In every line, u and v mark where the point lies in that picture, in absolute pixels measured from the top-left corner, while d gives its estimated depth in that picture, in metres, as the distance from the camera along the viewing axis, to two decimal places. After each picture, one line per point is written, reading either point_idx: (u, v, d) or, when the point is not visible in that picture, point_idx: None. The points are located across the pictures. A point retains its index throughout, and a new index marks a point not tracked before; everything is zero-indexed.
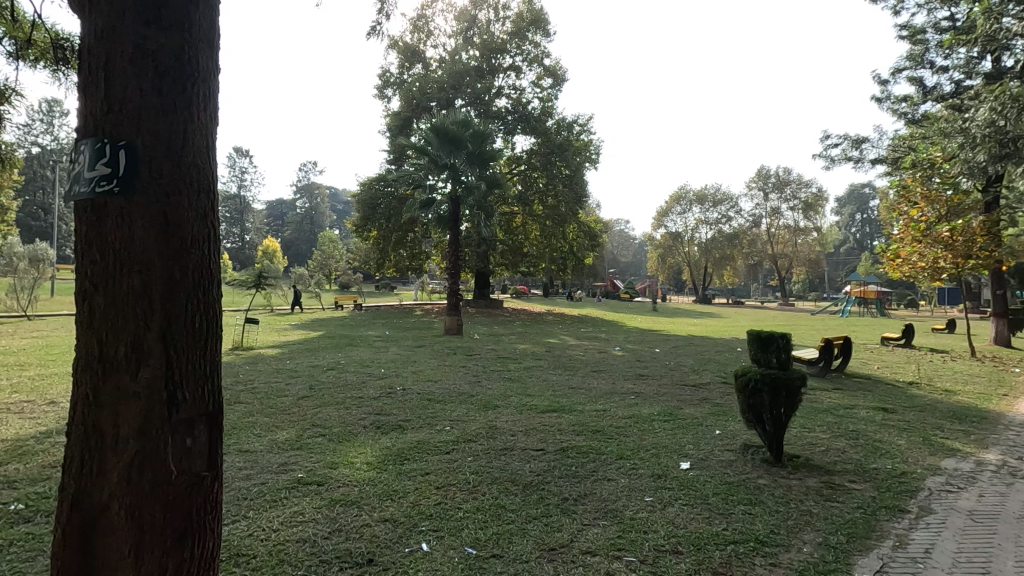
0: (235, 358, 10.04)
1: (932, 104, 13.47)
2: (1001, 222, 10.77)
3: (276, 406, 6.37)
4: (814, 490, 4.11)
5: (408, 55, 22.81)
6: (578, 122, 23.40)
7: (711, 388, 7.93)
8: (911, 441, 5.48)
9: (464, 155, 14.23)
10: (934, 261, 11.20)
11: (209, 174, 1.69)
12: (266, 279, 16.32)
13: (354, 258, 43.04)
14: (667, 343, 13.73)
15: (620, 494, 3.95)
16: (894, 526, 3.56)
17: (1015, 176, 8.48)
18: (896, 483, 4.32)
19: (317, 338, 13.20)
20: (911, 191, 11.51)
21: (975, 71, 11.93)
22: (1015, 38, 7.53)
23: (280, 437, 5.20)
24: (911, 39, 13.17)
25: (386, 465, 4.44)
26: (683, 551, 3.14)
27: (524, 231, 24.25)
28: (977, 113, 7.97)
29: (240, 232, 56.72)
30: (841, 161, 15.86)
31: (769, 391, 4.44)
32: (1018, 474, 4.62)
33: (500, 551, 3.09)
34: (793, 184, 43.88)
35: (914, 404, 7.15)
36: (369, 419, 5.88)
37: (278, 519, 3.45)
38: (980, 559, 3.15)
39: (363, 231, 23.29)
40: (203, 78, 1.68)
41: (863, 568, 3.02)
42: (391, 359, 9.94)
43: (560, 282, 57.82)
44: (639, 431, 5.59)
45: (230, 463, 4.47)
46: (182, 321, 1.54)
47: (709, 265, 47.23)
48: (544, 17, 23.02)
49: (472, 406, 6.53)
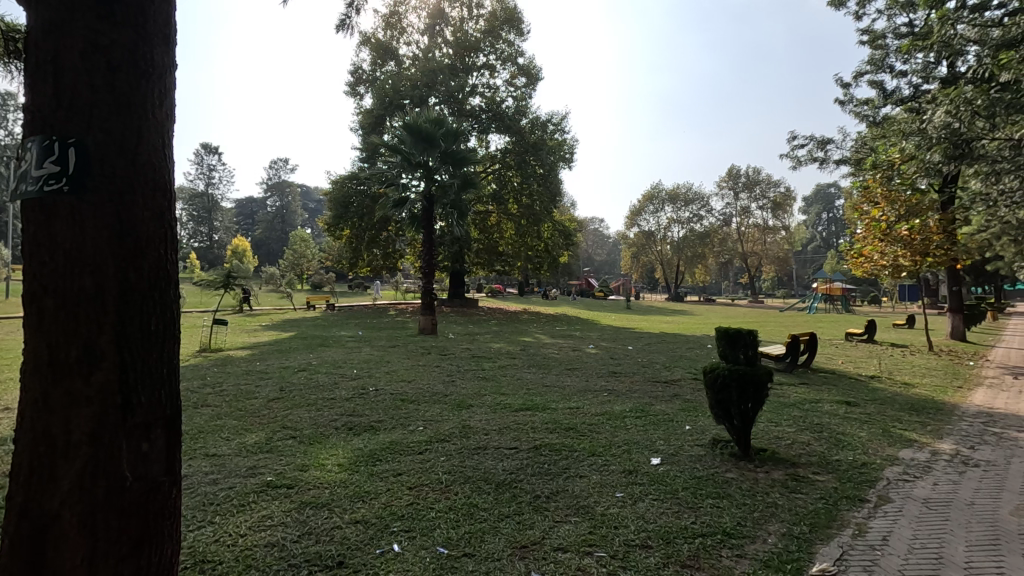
0: (202, 360, 9.82)
1: (891, 107, 13.94)
2: (956, 222, 11.22)
3: (245, 409, 6.25)
4: (779, 482, 4.23)
5: (380, 52, 22.55)
6: (552, 121, 23.44)
7: (681, 384, 8.08)
8: (872, 433, 5.67)
9: (438, 154, 14.15)
10: (894, 259, 11.68)
11: (166, 173, 1.66)
12: (234, 279, 15.99)
13: (328, 257, 42.42)
14: (640, 341, 13.95)
15: (592, 491, 3.99)
16: (854, 515, 3.69)
17: (969, 176, 8.83)
18: (858, 474, 4.48)
19: (288, 339, 12.98)
20: (872, 191, 11.89)
21: (932, 75, 12.39)
22: (968, 44, 7.83)
23: (248, 440, 5.10)
24: (872, 44, 13.63)
25: (358, 466, 4.41)
26: (652, 545, 3.20)
27: (500, 230, 24.19)
28: (933, 116, 8.29)
29: (208, 231, 55.31)
30: (808, 161, 16.29)
31: (736, 386, 4.54)
32: (970, 462, 4.84)
33: (471, 549, 3.10)
34: (762, 184, 44.91)
35: (875, 398, 7.40)
36: (341, 420, 5.82)
37: (245, 524, 3.38)
38: (934, 545, 3.28)
39: (336, 230, 22.98)
40: (158, 75, 1.65)
41: (823, 557, 3.11)
42: (364, 359, 9.84)
43: (535, 282, 58.03)
44: (610, 428, 5.65)
45: (196, 468, 4.37)
46: (136, 323, 1.51)
47: (681, 263, 48.02)
48: (518, 16, 23.07)
49: (446, 406, 6.51)
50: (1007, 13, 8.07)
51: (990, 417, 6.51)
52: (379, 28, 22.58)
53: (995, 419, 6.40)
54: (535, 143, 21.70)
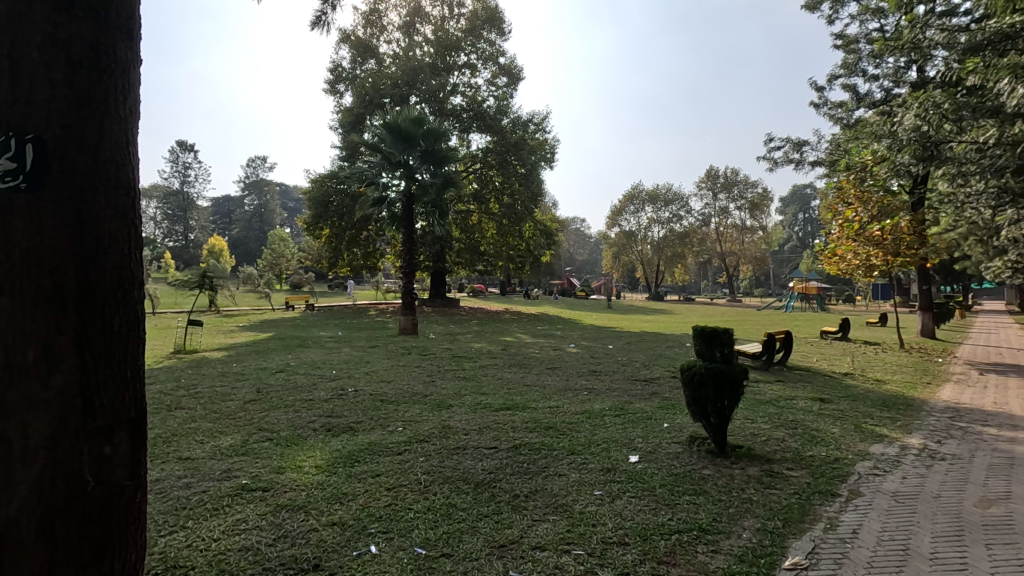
0: (176, 361, 9.62)
1: (864, 110, 14.27)
2: (925, 222, 11.53)
3: (220, 411, 6.13)
4: (754, 478, 4.30)
5: (360, 50, 22.35)
6: (533, 121, 23.47)
7: (660, 382, 8.17)
8: (844, 428, 5.81)
9: (418, 153, 14.07)
10: (866, 258, 11.91)
11: (128, 170, 1.63)
12: (210, 279, 15.71)
13: (306, 256, 41.82)
14: (620, 340, 14.04)
15: (570, 489, 4.01)
16: (826, 509, 3.77)
17: (937, 177, 9.07)
18: (830, 469, 4.58)
19: (265, 340, 12.80)
20: (845, 192, 12.16)
21: (902, 80, 12.73)
22: (937, 47, 8.00)
23: (224, 443, 5.02)
24: (845, 48, 13.96)
25: (335, 468, 4.36)
26: (629, 542, 3.22)
27: (480, 230, 24.18)
28: (903, 119, 8.52)
29: (184, 230, 54.17)
30: (783, 163, 16.68)
31: (713, 383, 4.60)
32: (937, 456, 4.98)
33: (449, 550, 3.09)
34: (740, 184, 45.61)
35: (848, 394, 7.57)
36: (320, 422, 5.74)
37: (219, 528, 3.33)
38: (901, 537, 3.37)
39: (315, 229, 22.70)
40: (121, 70, 1.62)
41: (796, 550, 3.18)
42: (342, 360, 9.74)
43: (517, 282, 57.99)
44: (590, 427, 5.68)
45: (168, 472, 4.27)
46: (97, 324, 1.49)
47: (661, 263, 48.54)
48: (499, 16, 23.13)
49: (425, 406, 6.49)
50: (972, 21, 8.33)
51: (956, 411, 6.73)
52: (359, 25, 22.40)
53: (961, 414, 6.61)
54: (515, 143, 21.72)
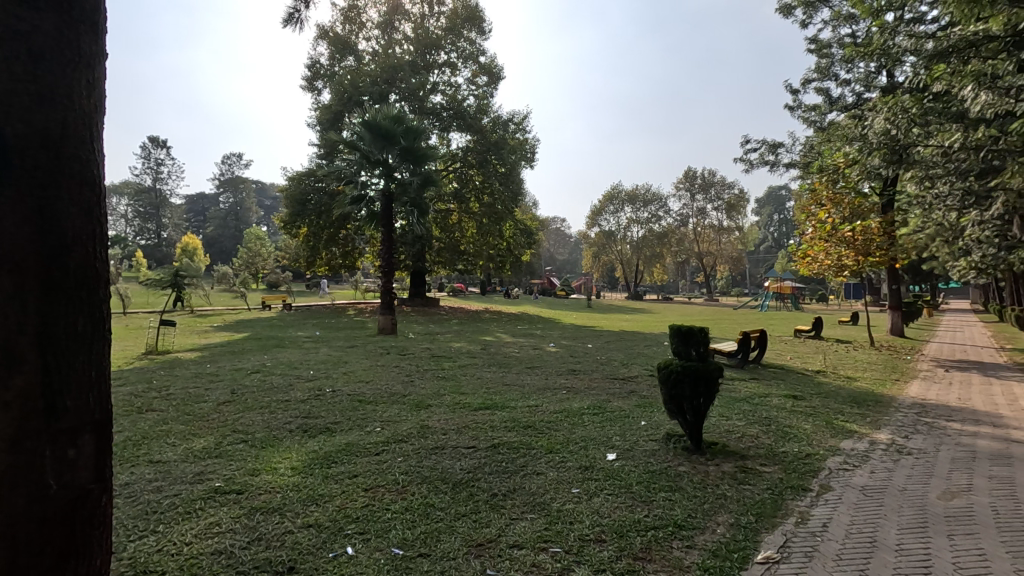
0: (147, 362, 9.42)
1: (837, 114, 14.60)
2: (895, 223, 11.86)
3: (193, 413, 6.01)
4: (729, 474, 4.38)
5: (338, 47, 22.15)
6: (513, 121, 23.50)
7: (638, 381, 8.26)
8: (816, 425, 5.95)
9: (397, 151, 13.95)
10: (838, 258, 12.11)
11: (92, 165, 1.59)
12: (183, 278, 15.38)
13: (283, 255, 41.18)
14: (599, 339, 14.12)
15: (548, 487, 4.04)
16: (798, 504, 3.86)
17: (905, 180, 9.32)
18: (801, 464, 4.69)
19: (240, 340, 12.58)
20: (819, 193, 12.49)
21: (873, 84, 13.07)
22: (905, 53, 8.20)
23: (196, 445, 4.92)
24: (818, 52, 14.26)
25: (311, 470, 4.31)
26: (606, 539, 3.25)
27: (460, 230, 24.08)
28: (874, 122, 8.70)
29: (156, 229, 52.84)
30: (759, 164, 17.02)
31: (689, 381, 4.66)
32: (904, 450, 5.13)
33: (427, 550, 3.08)
34: (717, 186, 46.31)
35: (820, 391, 7.75)
36: (296, 423, 5.67)
37: (191, 531, 3.27)
38: (869, 530, 3.46)
39: (292, 227, 22.37)
40: (85, 63, 1.58)
41: (768, 545, 3.25)
42: (319, 360, 9.62)
43: (497, 282, 57.94)
44: (569, 425, 5.72)
45: (138, 476, 4.17)
46: (60, 324, 1.46)
47: (640, 262, 48.99)
48: (479, 15, 23.12)
49: (404, 406, 6.46)
50: (939, 28, 8.58)
51: (922, 407, 6.94)
52: (338, 22, 22.14)
53: (928, 410, 6.82)
54: (496, 143, 21.72)
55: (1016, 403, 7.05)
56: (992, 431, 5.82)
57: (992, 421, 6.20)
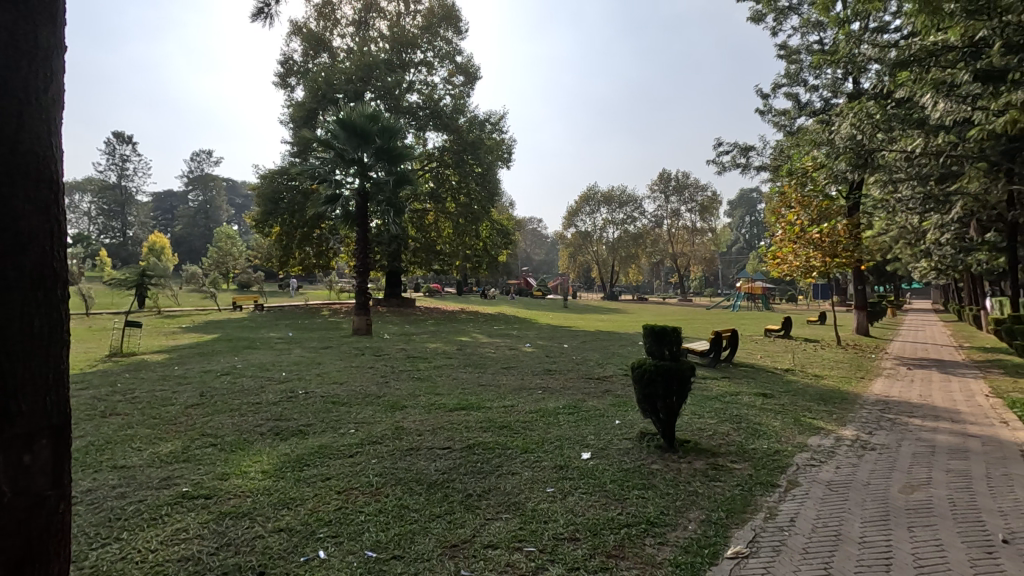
0: (112, 365, 9.12)
1: (805, 118, 14.98)
2: (860, 225, 12.17)
3: (159, 417, 5.85)
4: (700, 471, 4.46)
5: (312, 43, 21.87)
6: (490, 121, 23.51)
7: (612, 380, 8.35)
8: (784, 422, 6.11)
9: (372, 150, 13.82)
10: (807, 260, 12.42)
11: (51, 160, 1.54)
12: (150, 278, 14.95)
13: (255, 254, 40.37)
14: (575, 339, 14.21)
15: (523, 487, 4.05)
16: (766, 499, 3.96)
17: (870, 183, 9.60)
18: (770, 461, 4.80)
19: (209, 342, 12.29)
20: (788, 196, 12.77)
21: (839, 91, 13.46)
22: (870, 60, 8.43)
23: (163, 449, 4.80)
24: (788, 58, 14.61)
25: (283, 473, 4.24)
26: (580, 537, 3.28)
27: (436, 230, 23.98)
28: (840, 128, 8.94)
29: (121, 227, 51.20)
30: (731, 167, 17.36)
31: (661, 381, 4.72)
32: (867, 446, 5.30)
33: (400, 552, 3.06)
34: (691, 188, 47.07)
35: (789, 389, 7.95)
36: (267, 425, 5.57)
37: (157, 538, 3.19)
38: (834, 524, 3.56)
39: (264, 227, 21.93)
40: (43, 56, 1.54)
41: (738, 540, 3.31)
42: (292, 362, 9.46)
43: (474, 282, 57.82)
44: (544, 425, 5.74)
45: (101, 482, 4.04)
46: (14, 324, 1.42)
47: (616, 263, 49.45)
48: (455, 14, 23.06)
49: (378, 407, 6.40)
50: (901, 37, 8.88)
51: (885, 404, 7.17)
52: (311, 18, 21.80)
53: (890, 406, 7.06)
54: (472, 143, 21.68)
55: (973, 400, 7.34)
56: (951, 426, 6.04)
57: (951, 417, 6.43)
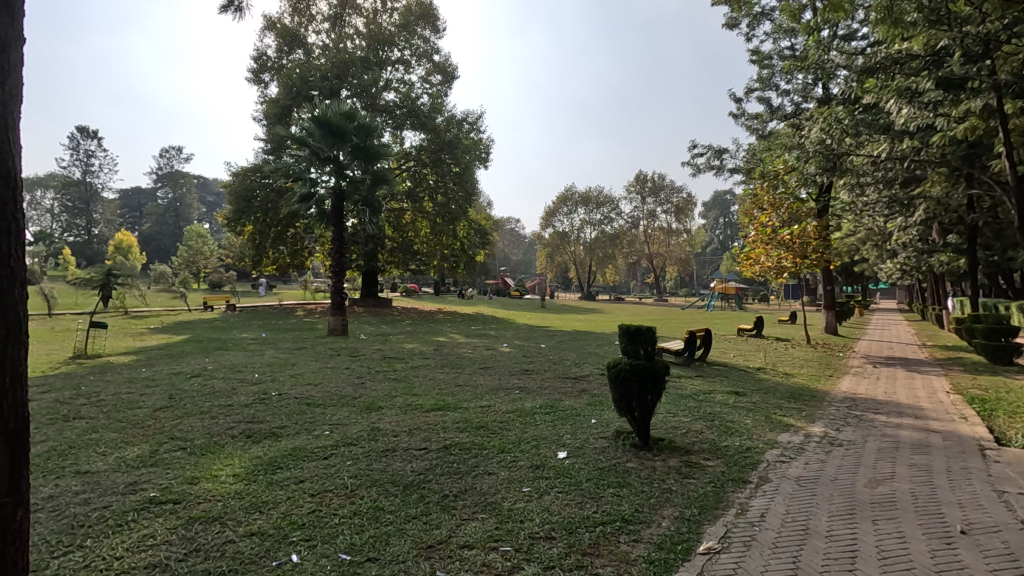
0: (76, 367, 8.84)
1: (777, 122, 15.31)
2: (829, 227, 12.46)
3: (126, 420, 5.69)
4: (674, 469, 4.53)
5: (286, 39, 21.52)
6: (467, 120, 23.45)
7: (589, 380, 8.42)
8: (756, 419, 6.24)
9: (348, 148, 13.65)
10: (778, 261, 12.65)
11: (8, 158, 1.53)
12: (116, 277, 14.52)
13: (228, 254, 39.52)
14: (552, 339, 14.27)
15: (500, 487, 4.05)
16: (738, 496, 4.03)
17: (838, 186, 9.85)
18: (742, 457, 4.90)
19: (179, 343, 12.00)
20: (760, 198, 13.04)
21: (809, 96, 13.80)
22: (839, 65, 8.64)
23: (129, 454, 4.66)
24: (760, 63, 14.92)
25: (255, 476, 4.16)
26: (555, 536, 3.30)
27: (414, 229, 23.67)
28: (810, 132, 9.15)
29: (86, 225, 49.48)
30: (705, 169, 17.65)
31: (636, 380, 4.77)
32: (835, 442, 5.45)
33: (375, 554, 3.03)
34: (667, 189, 47.70)
35: (760, 387, 8.12)
36: (239, 428, 5.47)
37: (122, 545, 3.10)
38: (803, 519, 3.65)
39: (236, 225, 21.50)
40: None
41: (709, 536, 3.37)
42: (265, 363, 9.28)
43: (452, 282, 57.54)
44: (520, 425, 5.75)
45: (63, 488, 3.91)
46: None
47: (593, 263, 49.79)
48: (433, 13, 22.94)
49: (354, 409, 6.34)
50: (867, 44, 9.15)
51: (853, 401, 7.38)
52: (285, 13, 21.42)
53: (857, 403, 7.28)
54: (449, 142, 21.60)
55: (935, 397, 7.61)
56: (913, 422, 6.24)
57: (914, 414, 6.65)
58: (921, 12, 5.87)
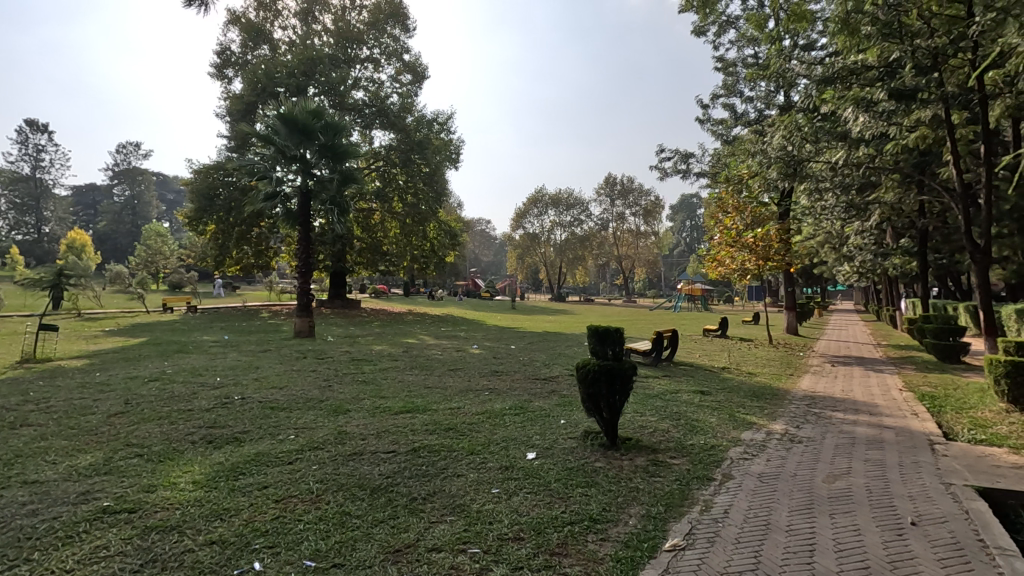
0: (23, 372, 8.40)
1: (741, 127, 15.72)
2: (789, 231, 12.83)
3: (78, 427, 5.44)
4: (641, 468, 4.60)
5: (251, 34, 20.94)
6: (437, 121, 23.31)
7: (558, 381, 8.46)
8: (720, 418, 6.38)
9: (315, 146, 13.40)
10: (742, 263, 12.94)
11: None
12: (67, 278, 13.85)
13: (188, 254, 38.21)
14: (523, 340, 14.26)
15: (468, 489, 4.04)
16: (703, 493, 4.13)
17: (798, 191, 10.16)
18: (706, 455, 5.02)
19: (136, 346, 11.56)
20: (725, 202, 13.33)
21: (772, 103, 14.23)
22: (798, 75, 8.95)
23: (81, 462, 4.46)
24: (725, 70, 15.27)
25: (216, 483, 4.04)
26: (524, 537, 3.31)
27: (383, 229, 23.37)
28: (771, 139, 9.44)
29: (35, 222, 47.06)
30: (673, 172, 17.99)
31: (604, 380, 4.82)
32: (795, 439, 5.62)
33: (341, 560, 2.98)
34: (635, 193, 48.37)
35: (725, 387, 8.30)
36: (200, 434, 5.30)
37: (73, 557, 2.97)
38: (764, 514, 3.75)
39: (198, 224, 20.84)
40: None
41: (675, 533, 3.44)
42: (227, 367, 9.02)
43: (422, 283, 56.92)
44: (489, 427, 5.74)
45: (9, 500, 3.72)
46: None
47: (563, 264, 50.07)
48: (403, 12, 22.68)
49: (320, 412, 6.22)
50: (825, 55, 9.50)
51: (812, 399, 7.62)
52: (250, 8, 20.89)
53: (816, 401, 7.53)
54: (419, 142, 21.43)
55: (889, 394, 7.92)
56: (869, 419, 6.48)
57: (869, 411, 6.90)
58: (876, 24, 6.12)
